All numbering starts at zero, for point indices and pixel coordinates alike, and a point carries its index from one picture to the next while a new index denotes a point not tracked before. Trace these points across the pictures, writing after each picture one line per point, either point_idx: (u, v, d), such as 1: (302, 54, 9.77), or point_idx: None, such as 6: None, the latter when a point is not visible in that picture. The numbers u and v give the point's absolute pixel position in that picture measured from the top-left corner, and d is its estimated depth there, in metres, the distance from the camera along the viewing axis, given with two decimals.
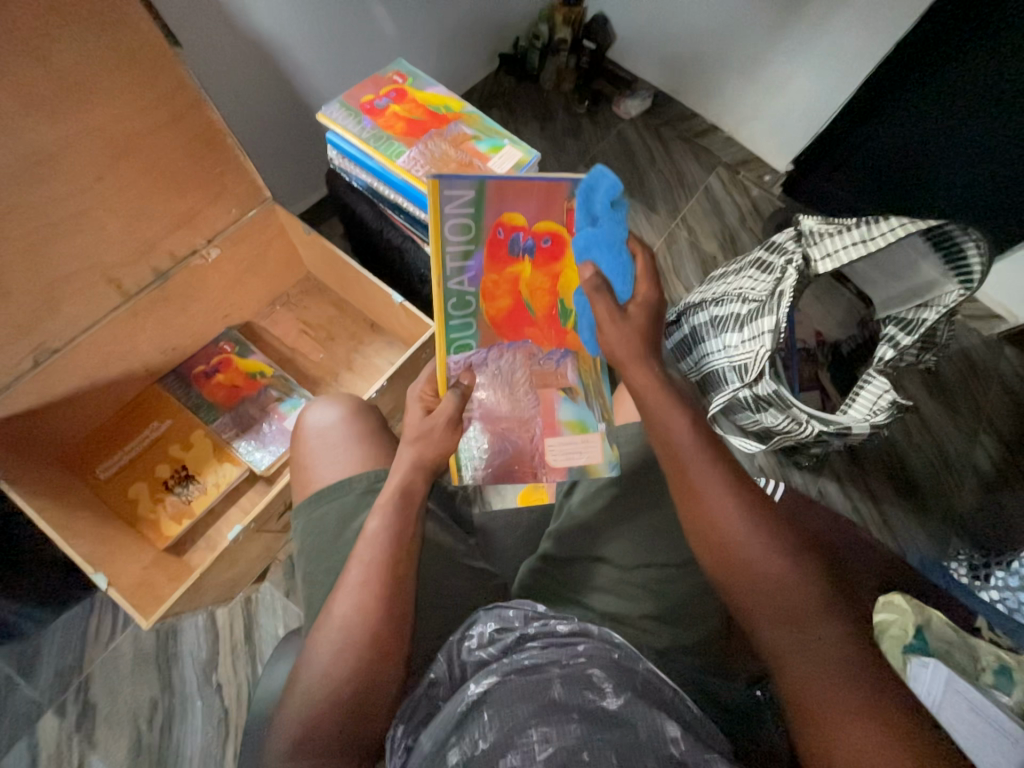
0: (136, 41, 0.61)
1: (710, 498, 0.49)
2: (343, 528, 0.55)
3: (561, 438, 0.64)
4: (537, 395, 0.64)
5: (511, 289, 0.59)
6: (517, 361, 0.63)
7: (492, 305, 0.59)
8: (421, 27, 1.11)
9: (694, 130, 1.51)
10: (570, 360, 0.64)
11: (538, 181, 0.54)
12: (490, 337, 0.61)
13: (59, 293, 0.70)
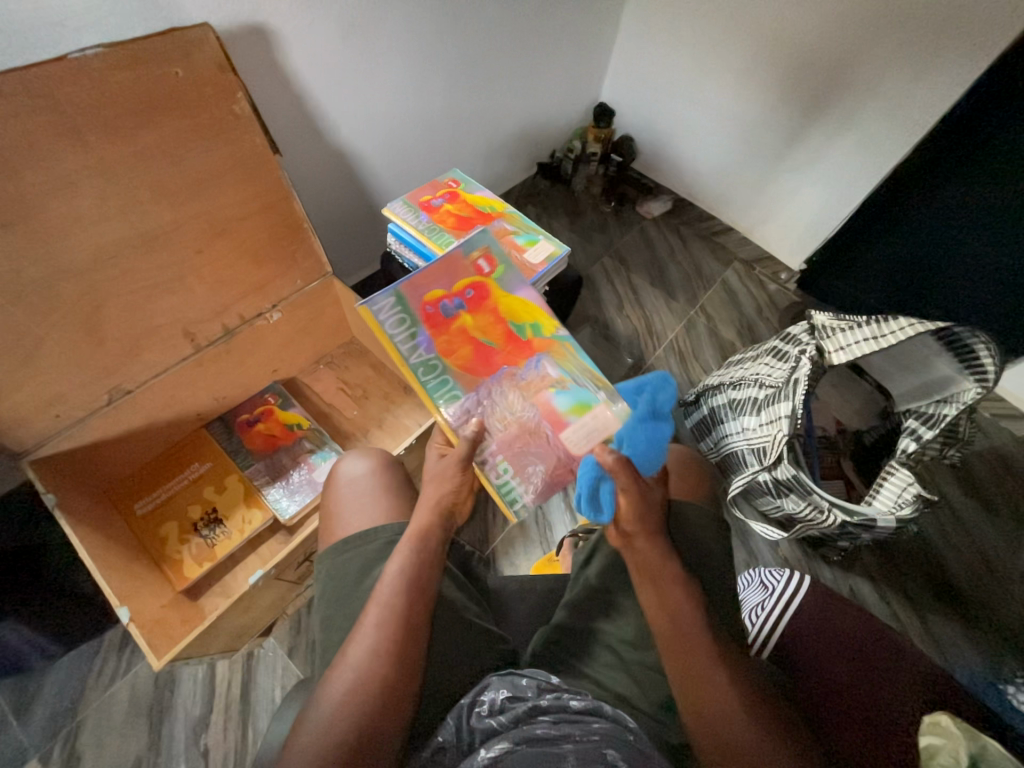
0: (249, 151, 0.77)
1: (712, 677, 0.49)
2: (367, 575, 0.57)
3: (573, 427, 0.68)
4: (533, 405, 0.70)
5: (466, 341, 0.71)
6: (505, 388, 0.70)
7: (457, 356, 0.70)
8: (474, 141, 1.32)
9: (710, 231, 1.67)
10: (545, 360, 0.72)
11: (437, 263, 0.71)
12: (471, 380, 0.70)
13: (143, 341, 0.80)
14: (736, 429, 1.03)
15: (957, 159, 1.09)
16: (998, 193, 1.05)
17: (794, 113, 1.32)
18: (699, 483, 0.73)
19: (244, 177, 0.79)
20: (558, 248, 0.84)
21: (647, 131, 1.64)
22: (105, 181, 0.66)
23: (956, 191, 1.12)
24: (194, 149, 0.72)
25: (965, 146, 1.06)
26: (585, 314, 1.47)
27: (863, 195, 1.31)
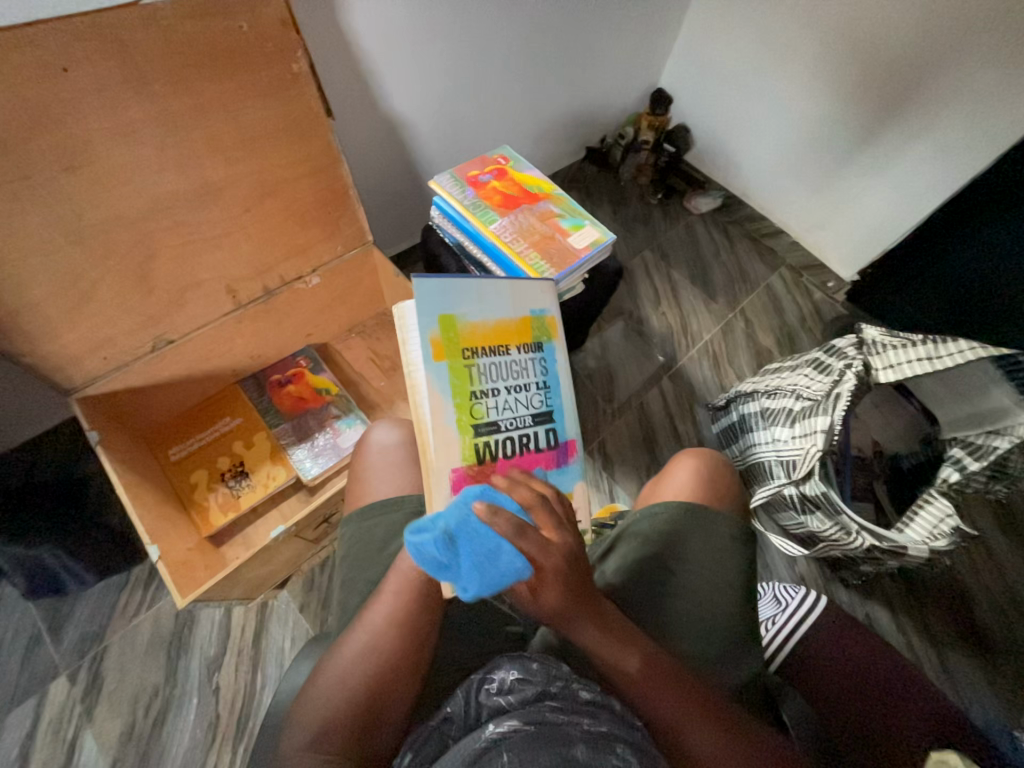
0: (303, 112, 0.77)
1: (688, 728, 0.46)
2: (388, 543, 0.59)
3: None
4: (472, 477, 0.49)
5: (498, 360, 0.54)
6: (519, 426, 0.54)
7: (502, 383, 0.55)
8: (524, 120, 1.29)
9: (759, 232, 1.60)
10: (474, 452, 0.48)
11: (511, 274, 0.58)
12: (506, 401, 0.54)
13: (188, 294, 0.82)
14: (766, 439, 1.00)
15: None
16: None
17: (867, 112, 1.24)
18: (725, 488, 0.70)
19: (297, 139, 0.79)
20: (603, 235, 0.81)
21: (704, 121, 1.57)
22: (164, 133, 0.68)
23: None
24: (251, 107, 0.72)
25: None
26: (619, 307, 1.44)
27: (933, 206, 1.22)
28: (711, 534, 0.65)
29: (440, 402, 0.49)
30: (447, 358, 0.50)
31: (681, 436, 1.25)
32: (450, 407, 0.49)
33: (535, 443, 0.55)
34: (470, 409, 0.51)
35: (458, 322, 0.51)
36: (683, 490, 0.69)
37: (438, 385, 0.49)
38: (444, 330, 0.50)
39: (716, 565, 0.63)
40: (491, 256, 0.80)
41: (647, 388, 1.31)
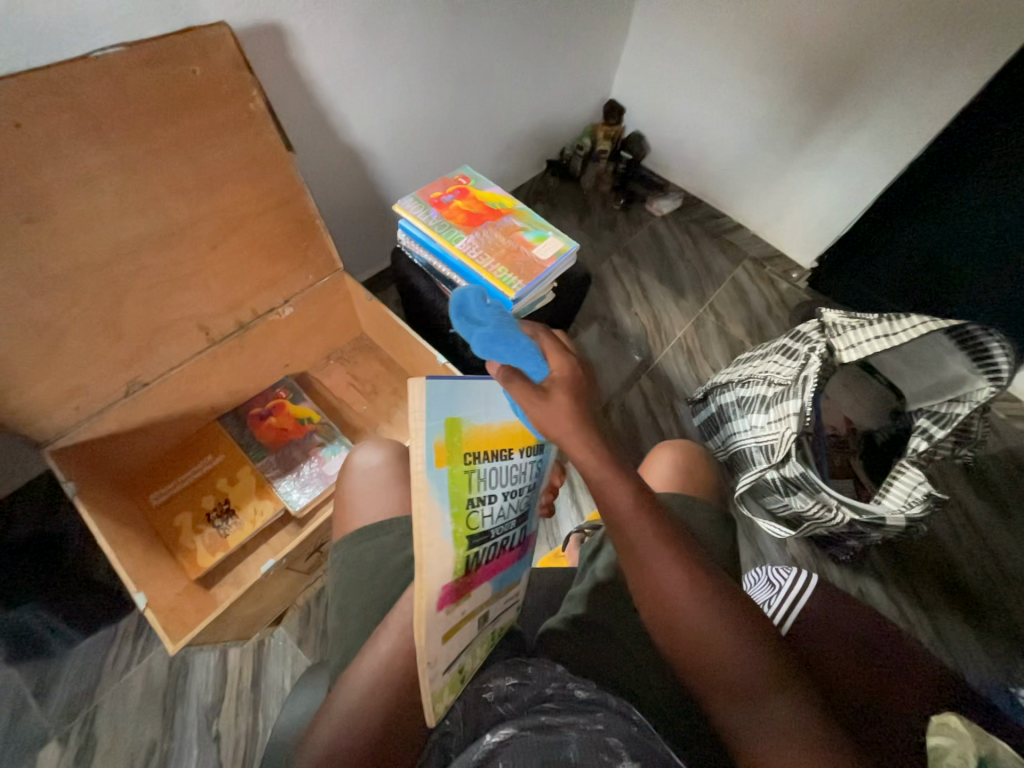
0: (264, 148, 0.79)
1: (656, 558, 0.47)
2: (378, 567, 0.59)
3: (454, 647, 0.46)
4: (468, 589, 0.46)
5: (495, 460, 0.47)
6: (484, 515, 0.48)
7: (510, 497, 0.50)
8: (484, 139, 1.33)
9: (720, 228, 1.66)
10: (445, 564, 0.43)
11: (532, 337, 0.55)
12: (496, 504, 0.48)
13: (160, 335, 0.81)
14: (744, 427, 1.03)
15: (989, 154, 1.09)
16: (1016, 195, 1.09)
17: (807, 108, 1.31)
18: (704, 478, 0.73)
19: (259, 174, 0.80)
20: (567, 245, 0.84)
21: (657, 127, 1.64)
22: (126, 180, 0.68)
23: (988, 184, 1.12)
24: (211, 148, 0.74)
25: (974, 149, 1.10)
26: (593, 312, 1.47)
27: (878, 192, 1.30)
28: (693, 519, 0.66)
29: (437, 517, 0.42)
30: (448, 463, 0.43)
31: (664, 432, 1.28)
32: (447, 522, 0.42)
33: (512, 543, 0.51)
34: (467, 519, 0.44)
35: (462, 425, 0.44)
36: (662, 480, 0.72)
37: (436, 496, 0.42)
38: (450, 434, 0.43)
39: (702, 550, 0.64)
40: (460, 273, 0.81)
41: (627, 388, 1.34)
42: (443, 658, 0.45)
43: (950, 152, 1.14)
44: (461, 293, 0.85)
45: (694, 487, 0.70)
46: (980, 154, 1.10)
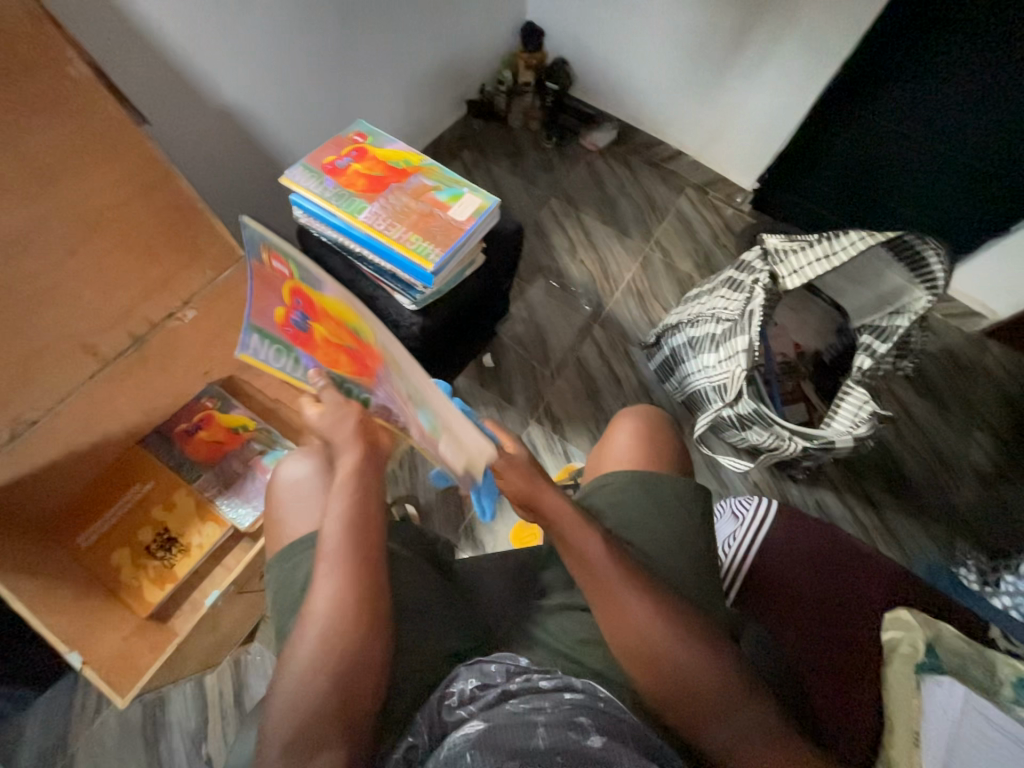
0: (105, 124, 0.65)
1: (625, 601, 0.52)
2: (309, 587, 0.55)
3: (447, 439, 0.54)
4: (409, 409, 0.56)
5: (336, 350, 0.62)
6: (388, 389, 0.58)
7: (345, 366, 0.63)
8: (388, 83, 1.18)
9: (659, 157, 1.57)
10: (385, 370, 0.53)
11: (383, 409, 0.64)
12: (363, 381, 0.61)
13: (36, 364, 0.70)
14: (697, 367, 1.02)
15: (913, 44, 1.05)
16: (939, 87, 1.07)
17: (733, 11, 1.21)
18: (661, 443, 0.71)
19: (107, 158, 0.67)
20: (486, 200, 0.75)
21: (582, 49, 1.50)
22: None
23: (913, 83, 1.09)
24: (30, 132, 0.60)
25: (901, 41, 1.06)
26: (537, 264, 1.39)
27: (812, 101, 1.24)
28: (656, 493, 0.65)
29: None
30: None
31: (622, 380, 1.26)
32: None
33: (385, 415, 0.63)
34: None
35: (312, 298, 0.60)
36: (625, 454, 0.70)
37: None
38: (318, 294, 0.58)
39: (667, 525, 0.63)
40: (370, 249, 0.72)
41: (580, 340, 1.30)
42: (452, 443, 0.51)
43: (877, 49, 1.09)
44: (378, 271, 0.76)
45: (653, 459, 0.69)
46: (904, 47, 1.06)
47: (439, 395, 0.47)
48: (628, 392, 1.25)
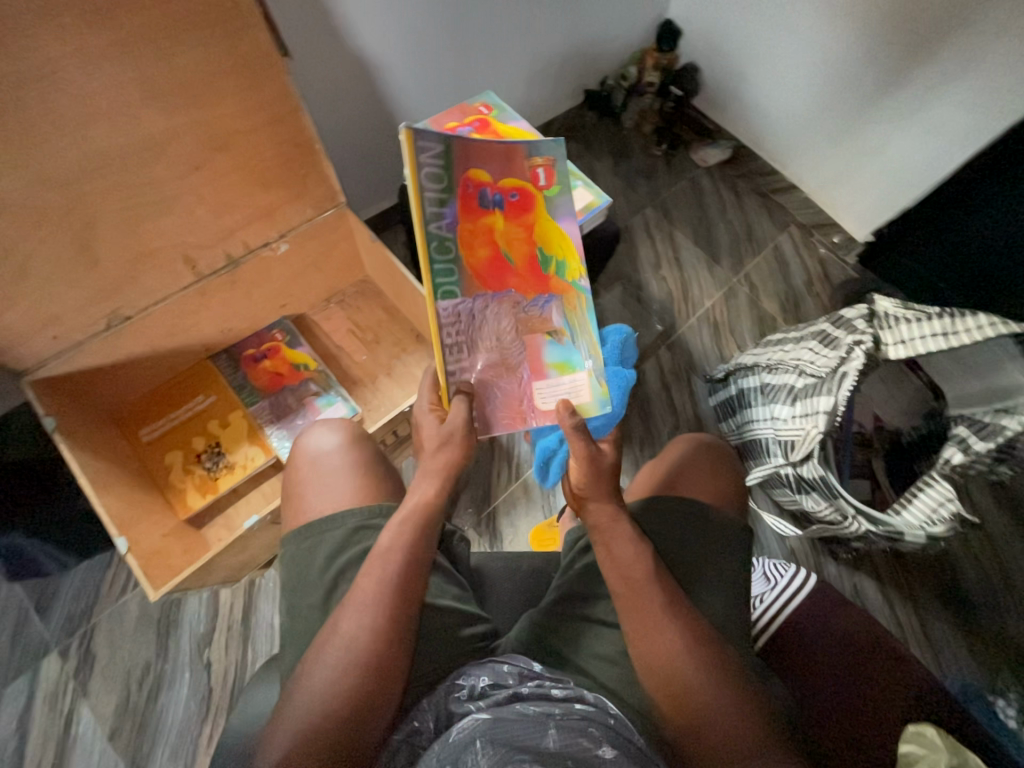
0: (253, 51, 0.66)
1: (658, 624, 0.51)
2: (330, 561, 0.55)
3: (549, 382, 0.64)
4: (522, 344, 0.63)
5: (488, 240, 0.60)
6: (504, 312, 0.61)
7: (472, 253, 0.59)
8: (515, 57, 1.16)
9: (771, 187, 1.49)
10: (555, 303, 0.64)
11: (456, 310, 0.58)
12: (479, 288, 0.59)
13: (141, 265, 0.74)
14: (763, 417, 0.97)
15: None
16: None
17: (899, 48, 1.11)
18: (717, 476, 0.68)
19: (247, 84, 0.68)
20: (597, 199, 0.73)
21: (717, 59, 1.43)
22: (88, 77, 0.57)
23: None
24: (188, 45, 0.61)
25: None
26: (617, 271, 1.35)
27: (962, 159, 1.12)
28: (704, 530, 0.61)
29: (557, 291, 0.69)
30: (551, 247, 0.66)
31: (677, 408, 1.22)
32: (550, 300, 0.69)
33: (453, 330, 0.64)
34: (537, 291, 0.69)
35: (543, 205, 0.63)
36: (682, 480, 0.66)
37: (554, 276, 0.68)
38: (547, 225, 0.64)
39: (708, 561, 0.59)
40: None
41: (644, 358, 1.26)
42: (575, 380, 0.65)
43: None
44: None
45: (709, 489, 0.66)
46: None
47: (601, 360, 0.66)
48: (680, 422, 1.20)
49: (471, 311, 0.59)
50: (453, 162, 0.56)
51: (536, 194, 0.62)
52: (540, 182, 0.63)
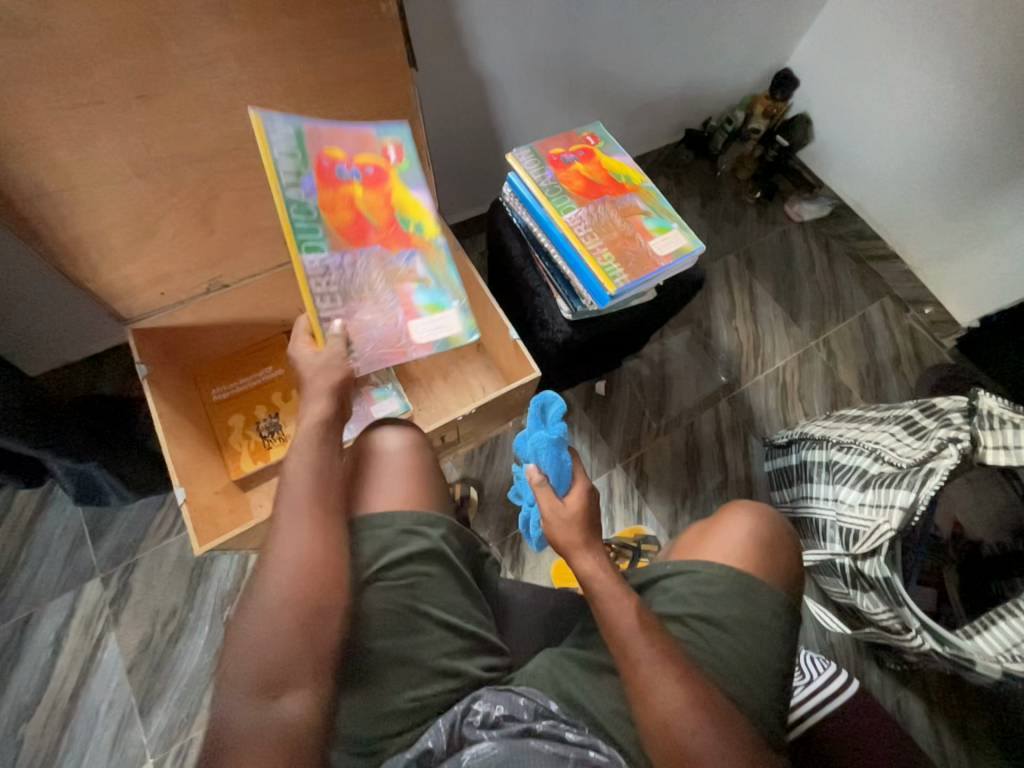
0: (387, 61, 0.70)
1: (661, 686, 0.47)
2: (374, 562, 0.53)
3: (421, 320, 0.69)
4: (393, 291, 0.68)
5: (349, 206, 0.65)
6: (371, 265, 0.67)
7: (335, 218, 0.63)
8: (623, 91, 1.17)
9: (868, 253, 1.41)
10: (418, 255, 0.71)
11: (329, 267, 0.61)
12: (343, 245, 0.63)
13: (247, 240, 0.80)
14: (822, 496, 0.90)
15: None
16: None
17: None
18: (780, 557, 0.60)
19: (375, 90, 0.72)
20: (690, 244, 0.70)
21: (832, 115, 1.38)
22: (240, 69, 0.63)
23: None
24: (332, 50, 0.66)
25: None
26: (688, 313, 1.32)
27: None
28: (751, 605, 0.56)
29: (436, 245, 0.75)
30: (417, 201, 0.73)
31: (727, 465, 1.16)
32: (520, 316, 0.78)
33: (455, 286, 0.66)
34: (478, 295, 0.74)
35: (400, 165, 0.70)
36: (733, 552, 0.59)
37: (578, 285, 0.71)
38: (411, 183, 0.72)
39: (755, 643, 0.55)
40: (560, 249, 0.71)
41: (702, 407, 1.21)
42: (444, 314, 0.71)
43: None
44: (554, 268, 0.76)
45: (769, 569, 0.58)
46: None
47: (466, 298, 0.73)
48: (729, 481, 1.15)
49: (339, 265, 0.62)
50: (305, 142, 0.61)
51: (389, 169, 0.70)
52: (391, 159, 0.70)
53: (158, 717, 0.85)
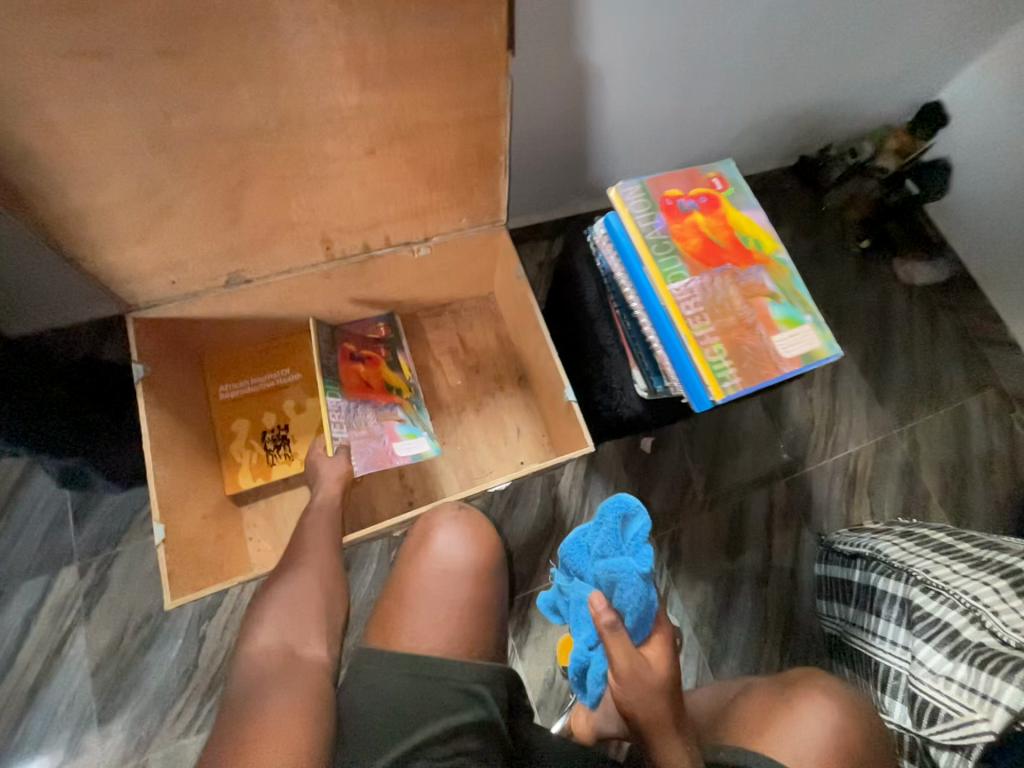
0: (480, 43, 0.54)
1: None
2: (416, 725, 0.51)
3: (399, 444, 0.78)
4: (380, 424, 0.79)
5: (356, 372, 0.83)
6: (365, 409, 0.79)
7: (348, 380, 0.81)
8: (744, 101, 0.97)
9: (982, 333, 1.21)
10: (398, 406, 0.82)
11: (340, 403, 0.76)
12: (352, 396, 0.79)
13: (277, 234, 0.67)
14: (891, 638, 0.75)
15: None
16: None
17: None
18: None
19: (459, 77, 0.57)
20: (825, 346, 0.56)
21: (983, 164, 1.15)
22: (294, 31, 0.48)
23: None
24: (414, 21, 0.50)
25: None
26: None
27: None
28: None
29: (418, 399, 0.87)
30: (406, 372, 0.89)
31: (771, 556, 1.03)
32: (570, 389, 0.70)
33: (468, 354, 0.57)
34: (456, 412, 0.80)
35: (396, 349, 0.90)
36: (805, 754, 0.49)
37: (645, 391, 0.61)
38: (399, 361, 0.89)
39: None
40: (657, 321, 0.58)
41: (755, 485, 1.07)
42: (419, 441, 0.80)
43: None
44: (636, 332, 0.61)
45: None
46: None
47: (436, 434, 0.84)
48: (770, 575, 1.02)
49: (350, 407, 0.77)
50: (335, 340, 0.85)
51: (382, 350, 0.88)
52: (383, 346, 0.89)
53: (116, 729, 0.79)
